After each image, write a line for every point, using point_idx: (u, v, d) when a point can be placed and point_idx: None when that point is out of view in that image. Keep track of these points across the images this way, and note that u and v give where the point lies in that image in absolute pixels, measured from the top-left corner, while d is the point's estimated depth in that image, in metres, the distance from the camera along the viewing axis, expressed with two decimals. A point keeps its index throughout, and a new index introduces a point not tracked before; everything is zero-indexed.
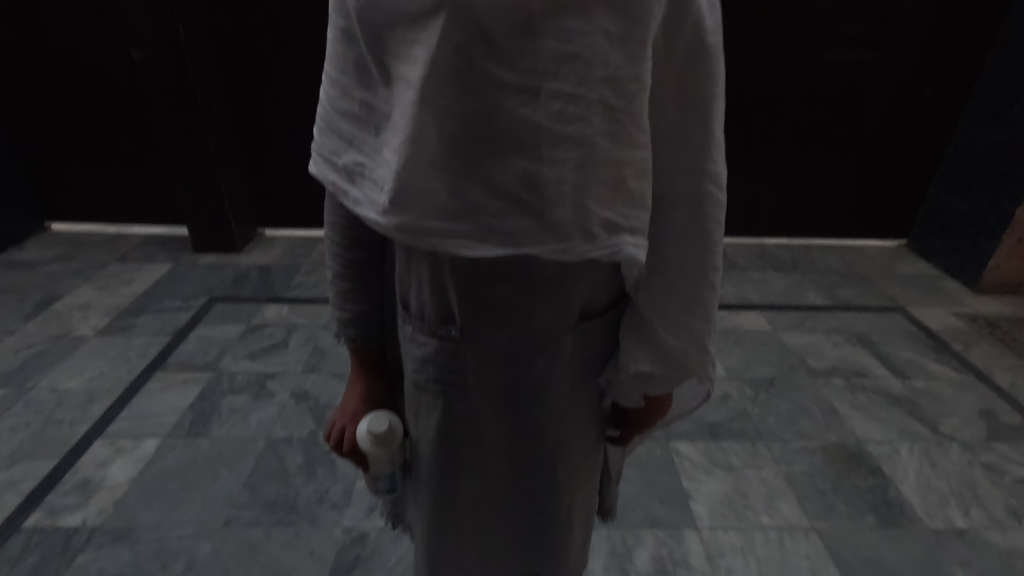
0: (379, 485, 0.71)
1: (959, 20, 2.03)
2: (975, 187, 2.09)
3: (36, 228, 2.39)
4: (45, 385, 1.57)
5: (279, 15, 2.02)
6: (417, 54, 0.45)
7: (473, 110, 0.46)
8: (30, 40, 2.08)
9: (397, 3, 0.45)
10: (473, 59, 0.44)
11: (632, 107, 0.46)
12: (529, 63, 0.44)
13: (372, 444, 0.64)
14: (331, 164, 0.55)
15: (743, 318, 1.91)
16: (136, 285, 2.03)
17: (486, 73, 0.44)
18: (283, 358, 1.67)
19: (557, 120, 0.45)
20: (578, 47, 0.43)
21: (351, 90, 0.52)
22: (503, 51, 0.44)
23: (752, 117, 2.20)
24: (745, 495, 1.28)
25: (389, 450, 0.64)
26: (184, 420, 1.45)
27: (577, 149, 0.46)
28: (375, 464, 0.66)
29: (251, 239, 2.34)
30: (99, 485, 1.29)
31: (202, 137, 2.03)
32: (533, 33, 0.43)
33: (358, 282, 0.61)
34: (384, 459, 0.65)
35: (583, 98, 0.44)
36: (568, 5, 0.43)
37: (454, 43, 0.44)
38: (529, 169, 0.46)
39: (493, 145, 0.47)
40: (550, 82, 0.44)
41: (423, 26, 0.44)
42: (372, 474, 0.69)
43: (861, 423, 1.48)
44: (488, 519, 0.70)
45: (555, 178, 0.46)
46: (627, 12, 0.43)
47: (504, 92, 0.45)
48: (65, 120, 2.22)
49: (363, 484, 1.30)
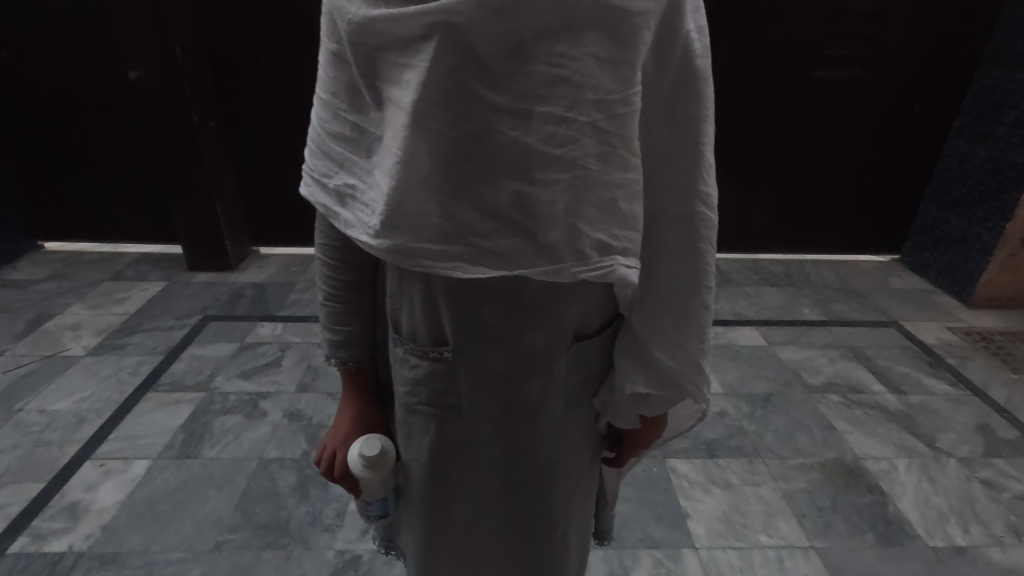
0: (370, 509, 0.71)
1: (945, 39, 2.07)
2: (966, 202, 2.10)
3: (29, 246, 2.39)
4: (34, 406, 1.55)
5: (275, 35, 2.04)
6: (408, 78, 0.45)
7: (465, 133, 0.46)
8: (27, 61, 2.09)
9: (388, 28, 0.45)
10: (465, 83, 0.44)
11: (624, 129, 0.46)
12: (520, 88, 0.44)
13: (367, 467, 0.65)
14: (322, 186, 0.54)
15: (738, 333, 1.91)
16: (129, 303, 2.02)
17: (478, 96, 0.45)
18: (276, 377, 1.66)
19: (548, 142, 0.45)
20: (568, 71, 0.44)
21: (341, 112, 0.52)
22: (495, 75, 0.44)
23: (744, 134, 2.22)
24: (743, 514, 1.27)
25: (383, 472, 0.65)
26: (175, 441, 1.44)
27: (569, 171, 0.46)
28: (368, 486, 0.67)
29: (246, 257, 2.34)
30: (87, 507, 1.27)
31: (198, 155, 2.04)
32: (524, 57, 0.44)
33: (348, 303, 0.60)
34: (378, 480, 0.66)
35: (574, 121, 0.45)
36: (559, 30, 0.43)
37: (445, 68, 0.44)
38: (521, 190, 0.47)
39: (485, 167, 0.47)
40: (541, 105, 0.45)
41: (415, 50, 0.44)
42: (363, 496, 0.69)
43: (858, 439, 1.47)
44: (483, 543, 0.69)
45: (547, 200, 0.47)
46: (616, 36, 0.44)
47: (495, 116, 0.45)
48: (60, 139, 2.22)
49: (356, 505, 1.28)
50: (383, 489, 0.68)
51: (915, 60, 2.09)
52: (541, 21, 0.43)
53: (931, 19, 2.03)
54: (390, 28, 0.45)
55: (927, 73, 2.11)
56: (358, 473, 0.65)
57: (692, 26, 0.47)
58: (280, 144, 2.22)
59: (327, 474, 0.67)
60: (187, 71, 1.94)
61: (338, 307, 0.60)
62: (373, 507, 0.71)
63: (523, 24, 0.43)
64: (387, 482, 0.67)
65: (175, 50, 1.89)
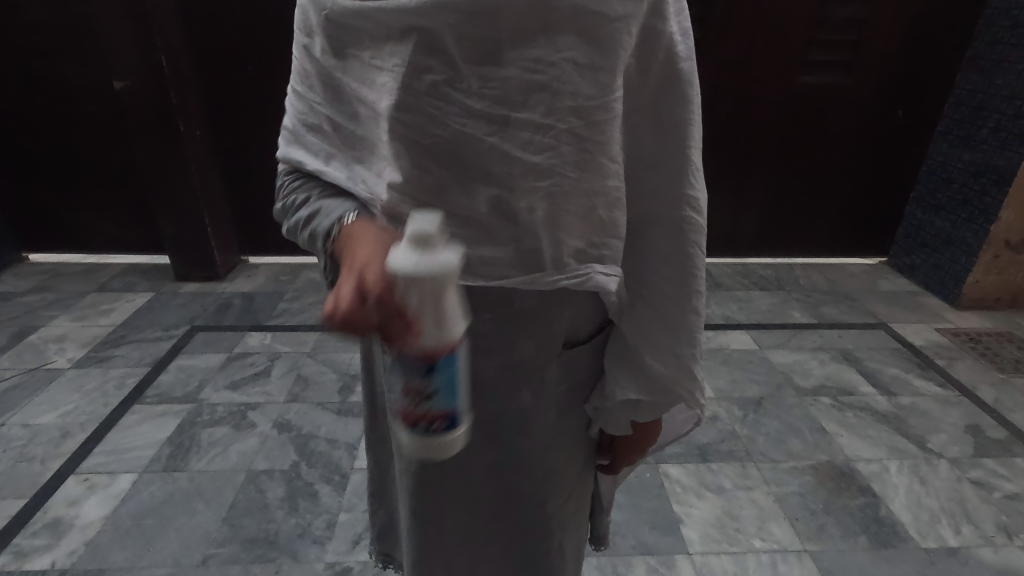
0: (426, 393, 0.41)
1: (927, 44, 2.10)
2: (951, 205, 2.13)
3: (13, 258, 2.36)
4: (17, 421, 1.52)
5: (263, 44, 2.04)
6: (383, 80, 0.46)
7: (436, 138, 0.46)
8: (10, 72, 2.07)
9: (368, 29, 0.45)
10: (436, 85, 0.44)
11: (601, 136, 0.46)
12: (499, 92, 0.44)
13: (416, 255, 0.39)
14: (290, 165, 0.54)
15: (729, 337, 1.91)
16: (115, 315, 2.00)
17: (450, 99, 0.44)
18: (265, 388, 1.64)
19: (526, 149, 0.45)
20: (546, 76, 0.44)
21: (314, 105, 0.52)
22: (468, 79, 0.44)
23: (731, 140, 2.24)
24: (736, 518, 1.26)
25: (443, 265, 0.39)
26: (161, 454, 1.41)
27: (547, 179, 0.46)
28: (422, 308, 0.39)
29: (235, 267, 2.32)
30: (71, 523, 1.24)
31: (184, 164, 2.03)
32: (501, 59, 0.43)
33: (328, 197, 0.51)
34: (436, 290, 0.39)
35: (551, 128, 0.45)
36: (538, 34, 0.43)
37: (418, 69, 0.44)
38: (501, 196, 0.47)
39: (462, 172, 0.47)
40: (518, 112, 0.45)
41: (390, 53, 0.45)
42: (419, 353, 0.40)
43: (849, 441, 1.48)
44: (476, 556, 0.68)
45: (526, 206, 0.47)
46: (595, 42, 0.44)
47: (470, 120, 0.45)
48: (42, 149, 2.20)
49: (347, 516, 1.27)
50: (449, 327, 0.40)
51: (897, 66, 2.12)
52: (518, 25, 0.43)
53: (911, 25, 2.06)
54: (366, 29, 0.46)
55: (910, 78, 2.14)
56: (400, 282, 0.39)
57: (674, 28, 0.47)
58: (268, 154, 2.20)
59: (353, 323, 0.40)
60: (174, 80, 1.93)
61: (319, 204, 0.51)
62: (434, 380, 0.41)
63: (500, 26, 0.42)
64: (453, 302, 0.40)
65: (161, 60, 1.88)
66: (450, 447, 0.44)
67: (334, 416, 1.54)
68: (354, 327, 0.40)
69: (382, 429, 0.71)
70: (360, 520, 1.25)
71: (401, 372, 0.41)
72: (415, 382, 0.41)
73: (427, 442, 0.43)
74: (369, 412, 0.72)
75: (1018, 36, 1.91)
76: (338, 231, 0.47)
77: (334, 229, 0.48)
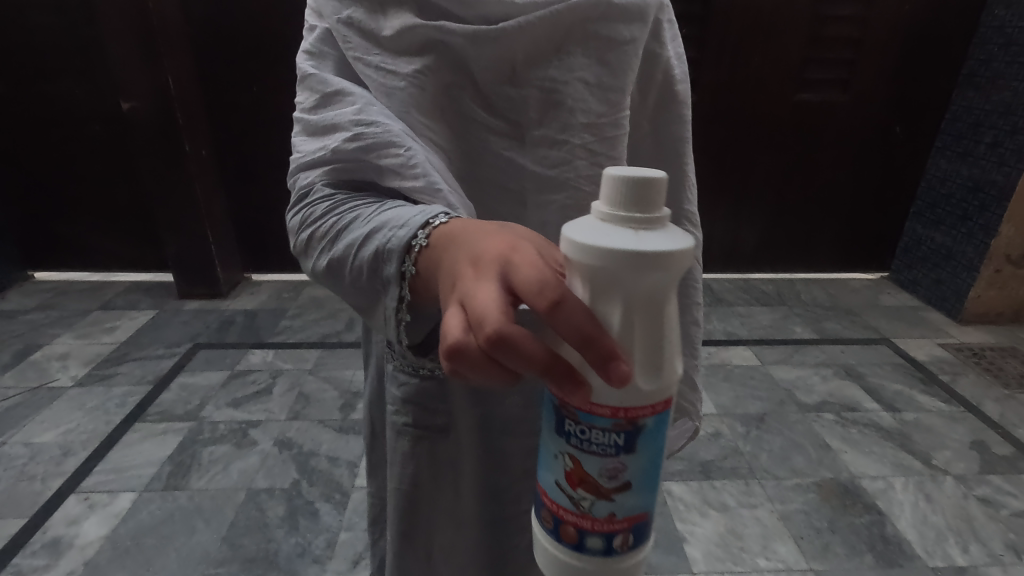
0: (621, 479, 0.39)
1: (924, 60, 2.12)
2: (950, 220, 2.13)
3: (18, 276, 2.38)
4: (19, 439, 1.52)
5: (268, 65, 2.07)
6: (394, 85, 0.54)
7: (460, 149, 0.60)
8: (20, 94, 2.12)
9: (384, 41, 0.54)
10: (461, 98, 0.58)
11: (613, 152, 0.58)
12: (512, 112, 0.58)
13: (636, 241, 0.35)
14: (301, 160, 0.54)
15: (731, 353, 1.91)
16: (119, 332, 2.01)
17: (472, 114, 0.58)
18: (267, 405, 1.64)
19: (544, 164, 0.58)
20: (561, 95, 0.56)
21: (317, 85, 0.54)
22: (488, 95, 0.58)
23: (730, 156, 2.26)
24: (741, 537, 1.25)
25: (672, 259, 0.34)
26: (162, 472, 1.41)
27: (561, 192, 0.59)
28: (637, 353, 0.36)
29: (238, 284, 2.34)
30: (70, 543, 1.24)
31: (189, 184, 2.05)
32: (518, 81, 0.57)
33: (376, 220, 0.47)
34: (647, 309, 0.36)
35: (566, 142, 0.57)
36: (551, 57, 0.56)
37: (446, 85, 0.57)
38: (514, 211, 0.61)
39: (479, 187, 0.61)
40: (535, 129, 0.58)
41: (406, 61, 0.55)
42: (622, 424, 0.37)
43: (853, 458, 1.46)
44: (460, 562, 0.71)
45: (540, 217, 0.60)
46: (606, 64, 0.56)
47: (489, 133, 0.59)
48: (49, 169, 2.23)
49: (347, 535, 1.26)
50: (656, 353, 0.37)
51: (895, 84, 2.14)
52: (535, 52, 0.56)
53: (908, 43, 2.09)
54: (383, 41, 0.54)
55: (909, 95, 2.16)
56: (608, 283, 0.35)
57: (671, 52, 0.61)
58: (271, 173, 2.22)
59: (521, 344, 0.33)
60: (181, 102, 1.97)
61: (369, 232, 0.47)
62: (633, 460, 0.38)
63: (515, 54, 0.55)
64: (663, 321, 0.37)
65: (167, 82, 1.92)
66: (632, 556, 0.42)
67: (335, 434, 1.54)
68: (523, 348, 0.33)
69: (382, 450, 0.72)
70: (359, 539, 1.25)
71: (590, 450, 0.38)
72: (612, 467, 0.38)
73: (608, 551, 0.41)
74: (369, 432, 0.72)
75: (1013, 54, 1.93)
76: (427, 238, 0.44)
77: (422, 237, 0.44)
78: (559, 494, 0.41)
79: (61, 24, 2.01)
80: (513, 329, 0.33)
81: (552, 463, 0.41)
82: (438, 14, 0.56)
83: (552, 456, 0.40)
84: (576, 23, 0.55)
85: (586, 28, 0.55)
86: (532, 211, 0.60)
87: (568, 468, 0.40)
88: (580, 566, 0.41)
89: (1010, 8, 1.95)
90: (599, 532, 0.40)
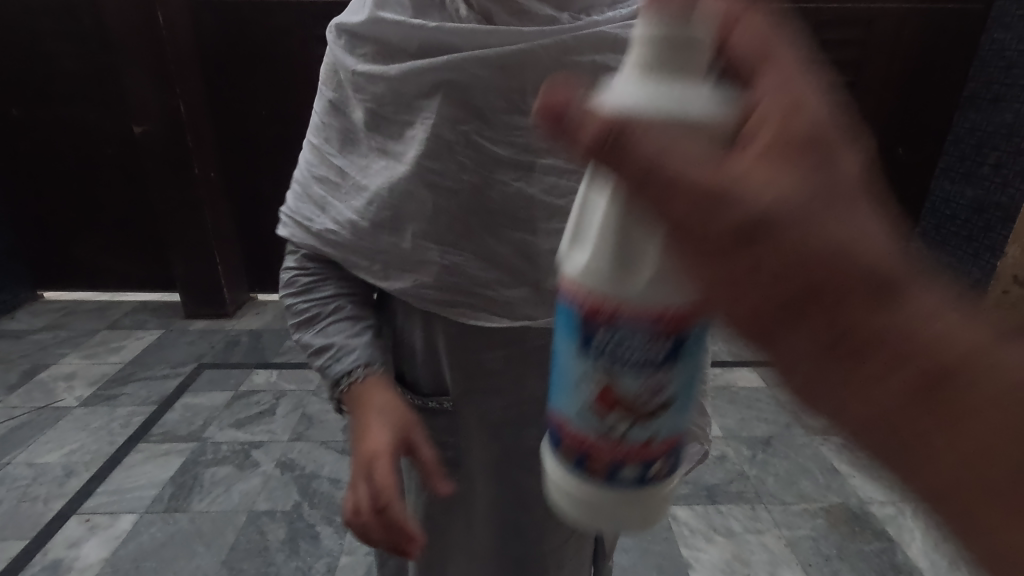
0: (662, 397, 0.33)
1: (927, 83, 2.14)
2: (956, 240, 2.13)
3: (28, 296, 2.42)
4: (22, 460, 1.52)
5: (280, 89, 2.11)
6: (411, 134, 0.58)
7: (473, 183, 0.59)
8: (34, 119, 2.17)
9: (403, 86, 0.57)
10: (468, 134, 0.58)
11: None
12: (522, 141, 0.58)
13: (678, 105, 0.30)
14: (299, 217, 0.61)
15: (736, 374, 1.87)
16: (125, 352, 2.02)
17: (483, 148, 0.58)
18: (269, 427, 1.63)
19: (551, 193, 0.59)
20: None
21: (330, 158, 0.61)
22: (494, 127, 0.58)
23: None
24: (747, 563, 1.23)
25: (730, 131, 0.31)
26: (164, 493, 1.41)
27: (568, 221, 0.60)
28: None
29: (244, 304, 2.35)
30: (71, 565, 1.23)
31: (197, 203, 2.09)
32: (526, 111, 0.57)
33: (324, 331, 0.59)
34: None
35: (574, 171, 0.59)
36: None
37: (454, 121, 0.57)
38: (525, 240, 0.61)
39: (490, 222, 0.60)
40: (544, 157, 0.59)
41: (418, 105, 0.57)
42: (665, 329, 0.32)
43: (862, 482, 1.44)
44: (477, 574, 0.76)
45: (548, 247, 0.61)
46: None
47: (501, 167, 0.59)
48: (61, 190, 2.27)
49: (347, 562, 1.24)
50: None
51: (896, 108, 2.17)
52: (541, 83, 0.56)
53: (907, 67, 2.11)
54: (396, 86, 0.57)
55: (908, 117, 2.19)
56: None
57: None
58: (276, 193, 2.25)
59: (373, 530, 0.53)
60: (191, 125, 2.01)
61: (316, 343, 0.59)
62: (675, 373, 0.33)
63: (524, 83, 0.56)
64: None
65: (178, 107, 1.97)
66: (663, 486, 0.37)
67: (337, 455, 1.53)
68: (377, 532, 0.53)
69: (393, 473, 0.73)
70: (360, 564, 1.24)
71: (624, 365, 0.33)
72: (647, 391, 0.33)
73: (641, 482, 0.35)
74: None
75: (1014, 76, 1.93)
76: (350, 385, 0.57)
77: (347, 382, 0.57)
78: (585, 421, 0.34)
79: (75, 51, 2.06)
80: (372, 521, 0.53)
81: (576, 389, 0.35)
82: (446, 50, 0.56)
83: (574, 382, 0.35)
84: (583, 54, 0.56)
85: (595, 61, 0.56)
86: (542, 239, 0.61)
87: (598, 390, 0.34)
88: (604, 503, 0.36)
89: (1009, 32, 1.96)
90: (632, 463, 0.34)
